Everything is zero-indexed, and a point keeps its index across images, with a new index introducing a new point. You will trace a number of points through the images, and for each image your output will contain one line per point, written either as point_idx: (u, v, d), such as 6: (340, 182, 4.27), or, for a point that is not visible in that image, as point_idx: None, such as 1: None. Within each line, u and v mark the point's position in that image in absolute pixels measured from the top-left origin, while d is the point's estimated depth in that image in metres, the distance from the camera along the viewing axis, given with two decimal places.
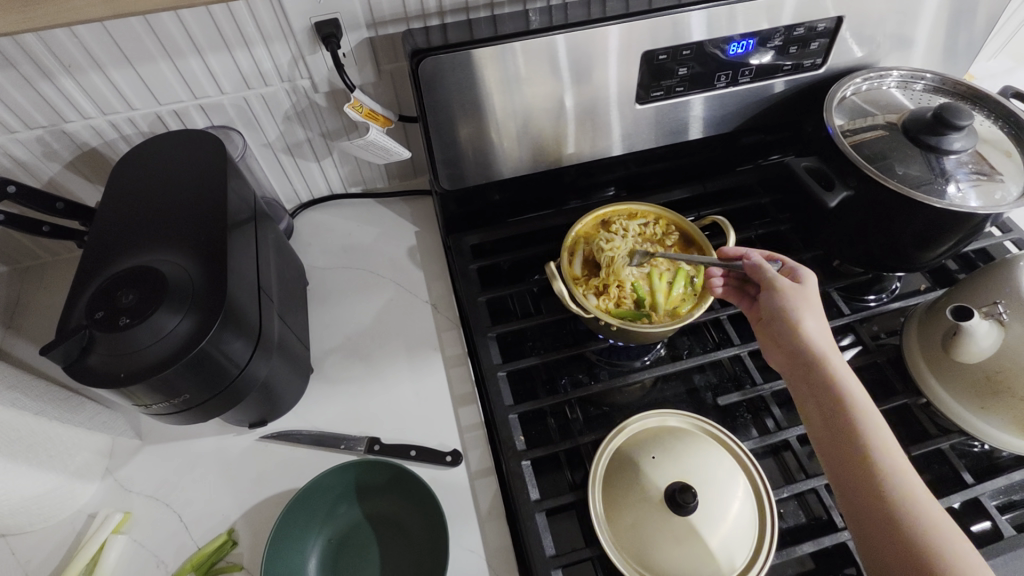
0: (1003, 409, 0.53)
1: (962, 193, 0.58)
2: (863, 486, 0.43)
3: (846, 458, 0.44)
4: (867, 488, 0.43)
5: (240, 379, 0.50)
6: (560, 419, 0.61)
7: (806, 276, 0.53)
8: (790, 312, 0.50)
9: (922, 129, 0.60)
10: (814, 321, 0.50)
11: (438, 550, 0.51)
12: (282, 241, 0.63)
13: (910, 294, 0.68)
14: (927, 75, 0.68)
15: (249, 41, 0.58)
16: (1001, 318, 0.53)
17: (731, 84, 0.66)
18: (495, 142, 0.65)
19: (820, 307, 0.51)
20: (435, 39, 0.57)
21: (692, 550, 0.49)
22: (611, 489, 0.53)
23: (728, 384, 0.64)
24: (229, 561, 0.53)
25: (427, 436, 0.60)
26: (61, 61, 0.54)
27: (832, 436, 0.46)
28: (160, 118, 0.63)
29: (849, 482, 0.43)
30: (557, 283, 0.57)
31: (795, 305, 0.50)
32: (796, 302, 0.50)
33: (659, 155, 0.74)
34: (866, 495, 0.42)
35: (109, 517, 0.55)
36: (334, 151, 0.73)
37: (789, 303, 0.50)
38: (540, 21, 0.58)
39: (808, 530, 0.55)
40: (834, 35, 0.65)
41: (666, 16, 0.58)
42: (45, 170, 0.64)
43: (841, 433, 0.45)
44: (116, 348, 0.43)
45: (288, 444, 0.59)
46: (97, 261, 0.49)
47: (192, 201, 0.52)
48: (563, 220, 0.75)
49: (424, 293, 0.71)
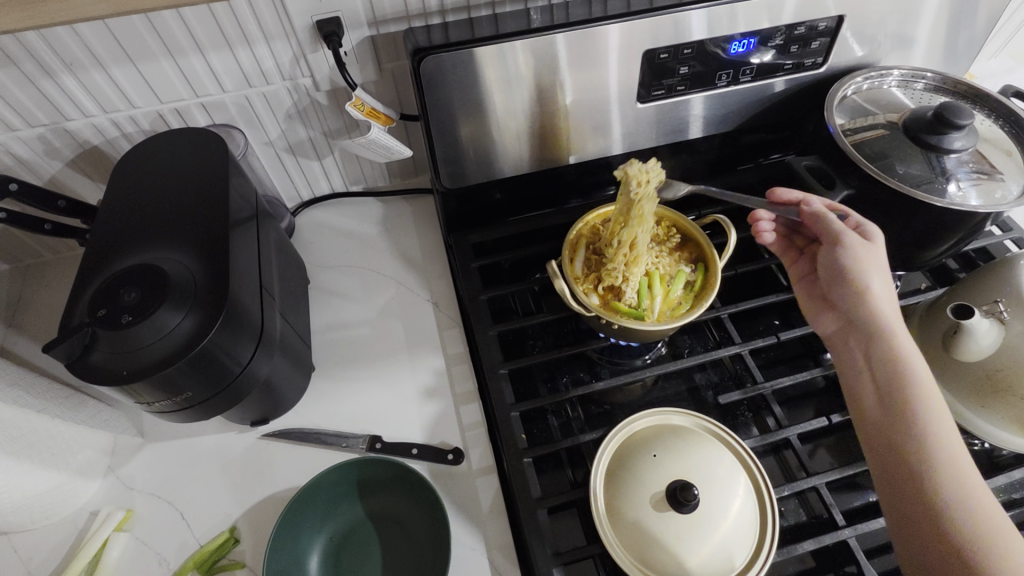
0: (1003, 407, 0.53)
1: (962, 192, 0.58)
2: (898, 430, 0.47)
3: (888, 403, 0.48)
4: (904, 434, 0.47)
5: (242, 378, 0.50)
6: (561, 417, 0.62)
7: (874, 238, 0.55)
8: (849, 269, 0.54)
9: (923, 128, 0.60)
10: (875, 280, 0.53)
11: (440, 548, 0.51)
12: (284, 240, 0.63)
13: (911, 293, 0.68)
14: (927, 74, 0.68)
15: (250, 40, 0.58)
16: (1001, 316, 0.53)
17: (732, 83, 0.67)
18: (496, 141, 0.65)
19: (884, 267, 0.53)
20: (436, 37, 0.57)
21: (693, 547, 0.49)
22: (612, 487, 0.53)
23: (729, 382, 0.64)
24: (230, 559, 0.53)
25: (428, 434, 0.60)
26: (63, 59, 0.54)
27: (878, 383, 0.49)
28: (161, 116, 0.63)
29: (885, 424, 0.48)
30: (558, 281, 0.57)
31: (857, 263, 0.53)
32: (859, 260, 0.53)
33: (661, 154, 0.74)
34: (897, 438, 0.46)
35: (111, 515, 0.55)
36: (335, 150, 0.73)
37: (851, 261, 0.53)
38: (541, 19, 0.58)
39: (809, 528, 0.55)
40: (835, 34, 0.65)
41: (667, 15, 0.58)
42: (47, 168, 0.64)
43: (885, 381, 0.49)
44: (119, 346, 0.43)
45: (289, 442, 0.60)
46: (100, 258, 0.49)
47: (194, 198, 0.52)
48: (564, 219, 0.75)
49: (425, 292, 0.71)
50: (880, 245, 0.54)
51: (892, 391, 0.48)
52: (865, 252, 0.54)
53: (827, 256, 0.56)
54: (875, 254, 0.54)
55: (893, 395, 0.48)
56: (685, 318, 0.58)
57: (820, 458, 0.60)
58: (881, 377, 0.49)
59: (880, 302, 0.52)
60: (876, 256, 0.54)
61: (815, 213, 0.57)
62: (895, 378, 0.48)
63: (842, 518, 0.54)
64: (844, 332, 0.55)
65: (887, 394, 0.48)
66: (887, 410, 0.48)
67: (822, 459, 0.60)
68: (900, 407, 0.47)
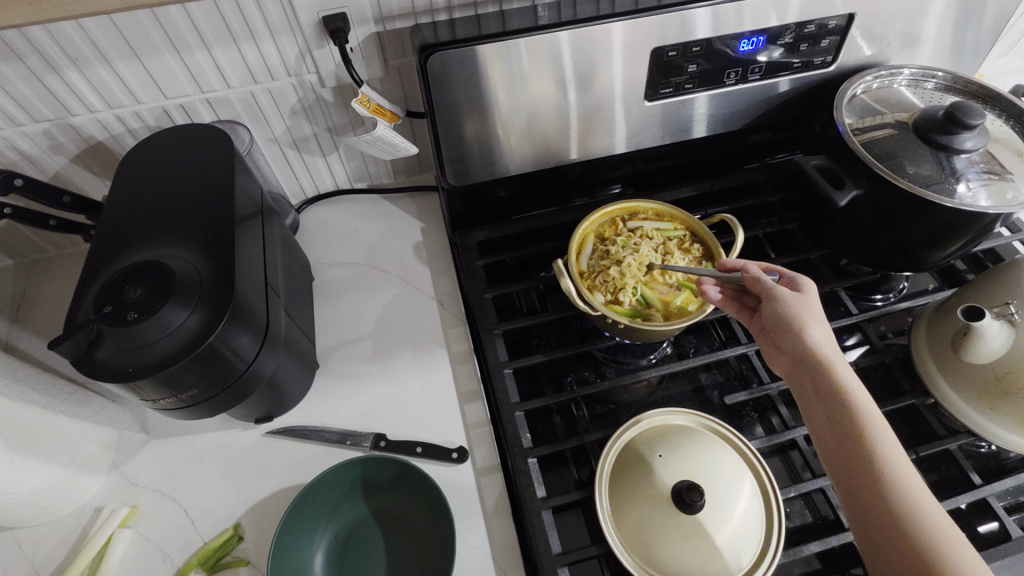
0: (1011, 409, 0.52)
1: (972, 192, 0.58)
2: (874, 505, 0.42)
3: (858, 474, 0.43)
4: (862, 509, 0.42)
5: (247, 375, 0.50)
6: (566, 416, 0.61)
7: (805, 285, 0.51)
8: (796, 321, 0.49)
9: (933, 128, 0.59)
10: (818, 332, 0.48)
11: (445, 547, 0.51)
12: (288, 237, 0.63)
13: (918, 294, 0.68)
14: (938, 73, 0.68)
15: (255, 35, 0.58)
16: (1012, 319, 0.52)
17: (740, 82, 0.66)
18: (502, 139, 0.64)
19: (825, 318, 0.49)
20: (443, 33, 0.57)
21: (700, 548, 0.49)
22: (618, 487, 0.53)
23: (734, 383, 0.64)
24: (235, 556, 0.53)
25: (432, 433, 0.59)
26: (68, 54, 0.54)
27: (844, 450, 0.44)
28: (166, 111, 0.62)
29: (859, 500, 0.42)
30: (564, 280, 0.57)
31: (799, 316, 0.49)
32: (801, 318, 0.49)
33: (667, 152, 0.73)
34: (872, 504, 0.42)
35: (115, 511, 0.55)
36: (340, 146, 0.73)
37: (793, 319, 0.49)
38: (549, 16, 0.58)
39: (815, 530, 0.55)
40: (845, 32, 0.65)
41: (675, 11, 0.57)
42: (51, 163, 0.64)
43: (853, 447, 0.44)
44: (124, 343, 0.43)
45: (293, 439, 0.59)
46: (104, 255, 0.49)
47: (199, 195, 0.51)
48: (569, 218, 0.75)
49: (430, 290, 0.71)
50: (813, 295, 0.50)
51: (865, 460, 0.43)
52: (804, 307, 0.49)
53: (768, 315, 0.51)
54: (815, 306, 0.50)
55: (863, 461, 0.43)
56: (691, 318, 0.57)
57: None
58: (845, 441, 0.44)
59: (831, 363, 0.47)
60: (814, 309, 0.49)
61: (752, 276, 0.52)
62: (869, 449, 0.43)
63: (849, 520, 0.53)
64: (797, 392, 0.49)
65: (857, 464, 0.43)
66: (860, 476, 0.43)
67: None
68: (873, 480, 0.42)
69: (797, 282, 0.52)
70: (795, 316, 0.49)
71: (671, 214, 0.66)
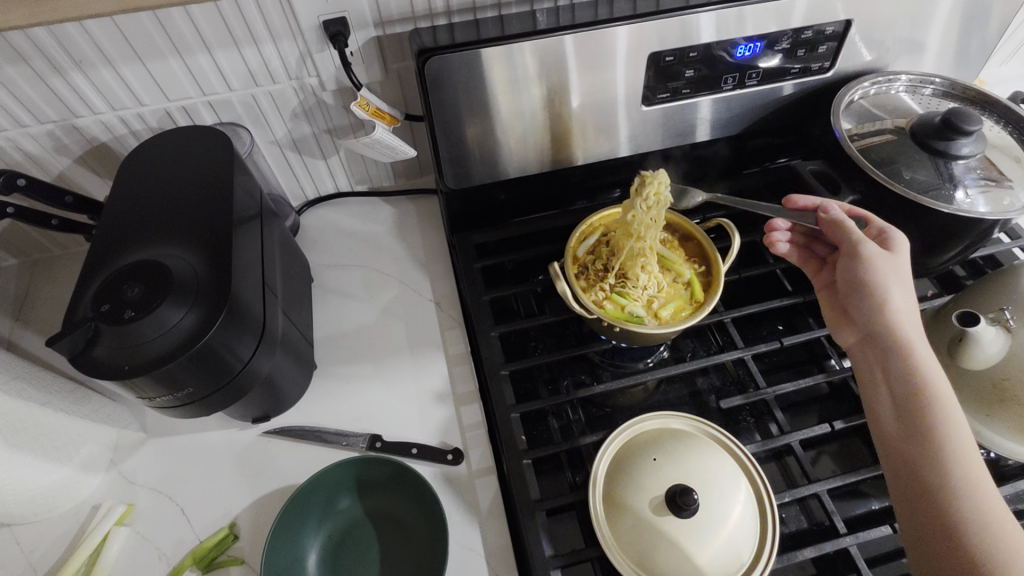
0: (1007, 416, 0.52)
1: (970, 199, 0.57)
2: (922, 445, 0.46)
3: (909, 413, 0.47)
4: (902, 433, 0.47)
5: (243, 375, 0.50)
6: (561, 419, 0.62)
7: (896, 244, 0.54)
8: (874, 274, 0.53)
9: (930, 134, 0.60)
10: (895, 290, 0.52)
11: (437, 548, 0.51)
12: (288, 238, 0.64)
13: (917, 300, 0.68)
14: (936, 79, 0.68)
15: (256, 39, 0.59)
16: (1007, 324, 0.53)
17: (738, 87, 0.66)
18: (501, 142, 0.65)
19: (907, 278, 0.53)
20: (442, 38, 0.57)
21: (693, 553, 0.49)
22: (611, 490, 0.53)
23: (731, 387, 0.64)
24: (229, 555, 0.53)
25: (428, 434, 0.60)
26: (72, 56, 0.55)
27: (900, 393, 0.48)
28: (169, 114, 0.63)
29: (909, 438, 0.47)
30: (561, 283, 0.57)
31: (880, 271, 0.53)
32: (892, 264, 0.53)
33: (666, 157, 0.74)
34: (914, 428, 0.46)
35: (112, 509, 0.55)
36: (340, 149, 0.74)
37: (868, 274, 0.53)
38: (548, 21, 0.58)
39: (810, 536, 0.55)
40: (843, 38, 0.65)
41: (673, 17, 0.58)
42: (55, 164, 0.65)
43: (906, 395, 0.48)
44: (121, 341, 0.43)
45: (289, 440, 0.60)
46: (104, 254, 0.49)
47: (199, 196, 0.52)
48: (568, 221, 0.75)
49: (428, 292, 0.71)
50: (902, 256, 0.54)
51: (921, 405, 0.46)
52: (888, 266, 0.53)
53: (846, 268, 0.55)
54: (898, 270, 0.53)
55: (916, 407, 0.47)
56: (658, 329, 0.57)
57: (823, 465, 0.59)
58: (903, 380, 0.48)
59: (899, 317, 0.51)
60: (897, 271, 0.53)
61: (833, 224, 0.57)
62: (927, 387, 0.47)
63: (844, 526, 0.53)
64: (863, 339, 0.53)
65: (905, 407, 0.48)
66: (906, 402, 0.47)
67: (825, 466, 0.59)
68: (925, 405, 0.46)
69: (886, 238, 0.55)
70: (875, 267, 0.53)
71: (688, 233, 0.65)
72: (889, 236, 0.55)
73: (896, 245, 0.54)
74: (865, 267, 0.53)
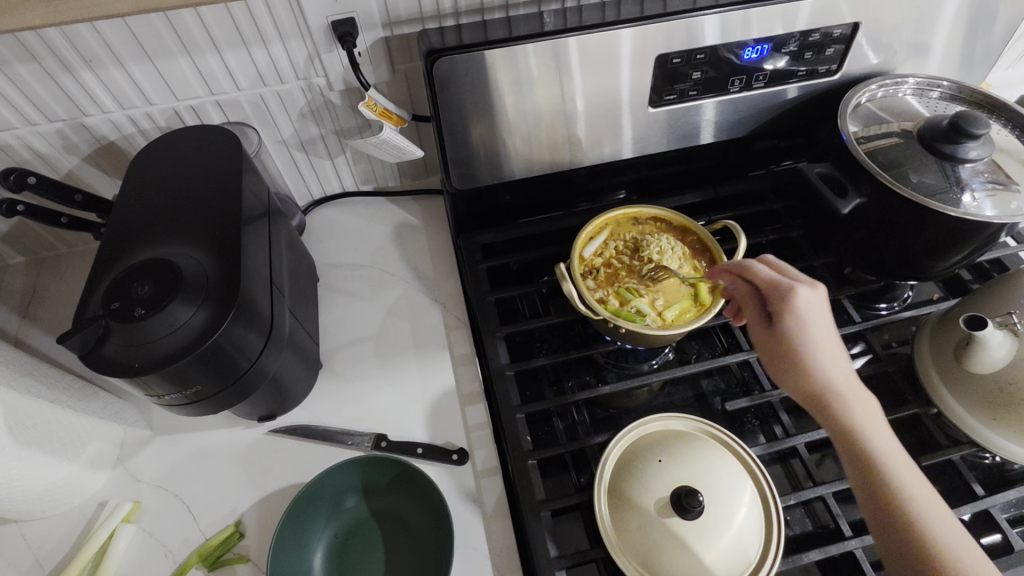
0: (1014, 420, 0.52)
1: (977, 202, 0.57)
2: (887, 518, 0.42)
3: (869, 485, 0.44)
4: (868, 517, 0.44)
5: (251, 373, 0.51)
6: (566, 420, 0.62)
7: (804, 293, 0.49)
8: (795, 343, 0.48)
9: (938, 138, 0.60)
10: (819, 348, 0.48)
11: (442, 547, 0.51)
12: (295, 238, 0.64)
13: (923, 303, 0.68)
14: (943, 83, 0.68)
15: (265, 39, 0.59)
16: (1015, 329, 0.52)
17: (745, 89, 0.66)
18: (507, 143, 0.65)
19: (826, 335, 0.48)
20: (450, 38, 0.58)
21: (698, 555, 0.49)
22: (616, 491, 0.53)
23: (736, 390, 0.64)
24: (235, 553, 0.53)
25: (433, 434, 0.60)
26: (82, 56, 0.55)
27: (851, 461, 0.45)
28: (177, 113, 0.64)
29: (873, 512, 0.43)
30: (566, 283, 0.57)
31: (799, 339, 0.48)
32: (809, 325, 0.48)
33: (671, 159, 0.74)
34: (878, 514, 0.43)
35: (119, 506, 0.55)
36: (346, 149, 0.74)
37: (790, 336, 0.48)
38: (555, 22, 0.58)
39: (815, 539, 0.55)
40: (850, 41, 0.65)
41: (680, 19, 0.58)
42: (64, 162, 0.65)
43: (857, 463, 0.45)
44: (131, 339, 0.44)
45: (294, 438, 0.60)
46: (114, 253, 0.49)
47: (207, 195, 0.52)
48: (573, 222, 0.75)
49: (433, 292, 0.72)
50: (818, 309, 0.48)
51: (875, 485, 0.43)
52: (815, 315, 0.48)
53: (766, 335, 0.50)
54: (824, 315, 0.49)
55: (868, 479, 0.44)
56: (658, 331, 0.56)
57: (828, 467, 0.59)
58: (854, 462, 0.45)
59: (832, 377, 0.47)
60: (823, 319, 0.48)
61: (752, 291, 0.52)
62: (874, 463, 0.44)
63: (849, 529, 0.53)
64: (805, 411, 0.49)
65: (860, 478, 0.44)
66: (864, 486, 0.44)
67: (830, 469, 0.59)
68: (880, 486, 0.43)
69: (790, 287, 0.49)
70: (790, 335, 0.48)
71: (699, 240, 0.65)
72: (793, 284, 0.49)
73: (800, 295, 0.48)
74: (783, 338, 0.49)
